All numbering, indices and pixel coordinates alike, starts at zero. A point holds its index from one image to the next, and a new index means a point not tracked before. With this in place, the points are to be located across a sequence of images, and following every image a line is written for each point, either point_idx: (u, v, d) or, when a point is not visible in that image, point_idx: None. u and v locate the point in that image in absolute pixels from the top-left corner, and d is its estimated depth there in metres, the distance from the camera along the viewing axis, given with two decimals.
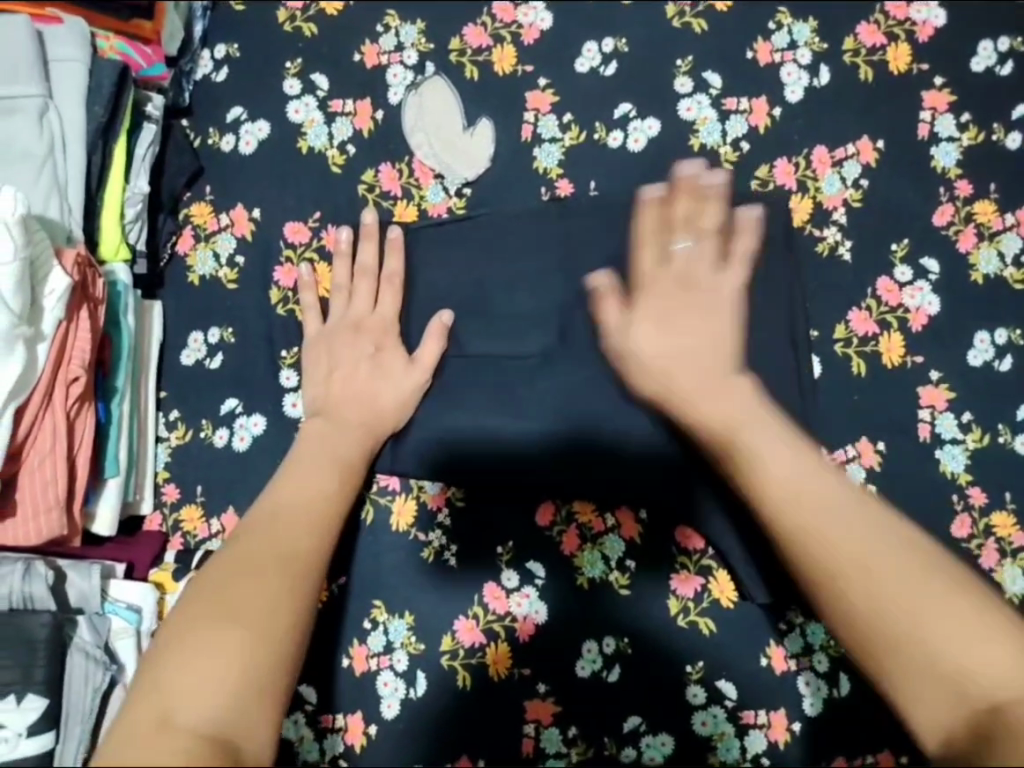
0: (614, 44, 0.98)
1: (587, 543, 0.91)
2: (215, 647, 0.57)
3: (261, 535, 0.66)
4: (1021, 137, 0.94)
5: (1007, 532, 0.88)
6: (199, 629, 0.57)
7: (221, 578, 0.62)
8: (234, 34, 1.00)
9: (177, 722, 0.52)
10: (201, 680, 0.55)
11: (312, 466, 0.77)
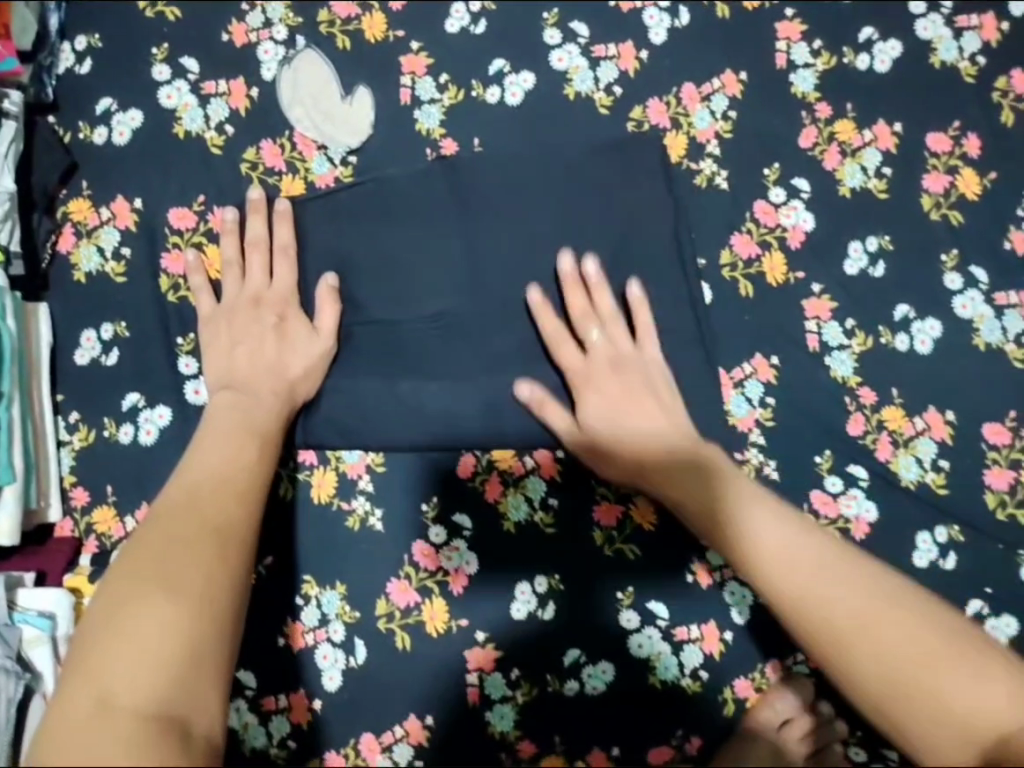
0: (481, 3, 0.99)
1: (509, 487, 0.93)
2: (147, 625, 0.60)
3: (172, 524, 0.67)
4: (869, 58, 1.00)
5: (897, 424, 0.96)
6: (129, 615, 0.60)
7: (136, 565, 0.64)
8: (94, 25, 0.98)
9: (116, 705, 0.56)
10: (122, 672, 0.57)
11: (226, 435, 0.78)
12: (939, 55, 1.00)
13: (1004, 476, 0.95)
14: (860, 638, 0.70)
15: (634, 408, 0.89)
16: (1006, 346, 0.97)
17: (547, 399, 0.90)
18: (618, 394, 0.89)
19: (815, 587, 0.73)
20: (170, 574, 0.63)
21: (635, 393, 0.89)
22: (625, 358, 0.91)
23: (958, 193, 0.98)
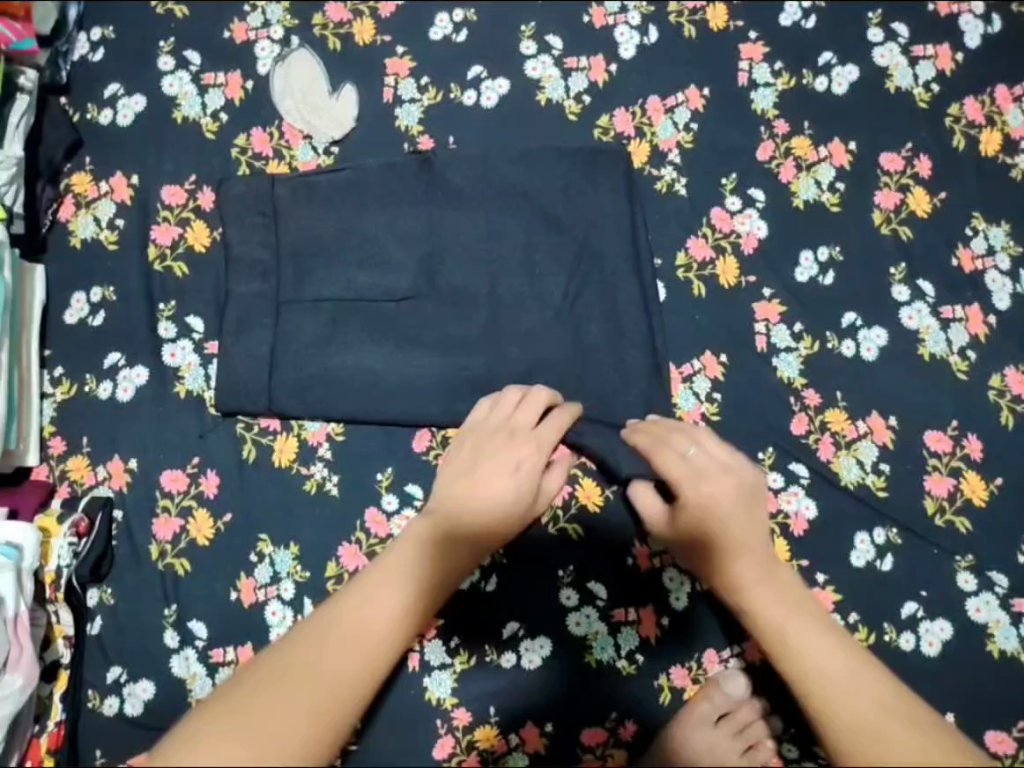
0: (464, 14, 1.07)
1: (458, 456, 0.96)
2: (282, 709, 0.57)
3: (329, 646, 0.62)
4: (827, 80, 1.06)
5: (840, 426, 0.99)
6: (264, 694, 0.58)
7: (294, 677, 0.59)
8: (108, 18, 1.07)
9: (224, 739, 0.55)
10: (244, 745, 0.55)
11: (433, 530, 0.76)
12: (895, 81, 1.06)
13: (944, 483, 0.98)
14: (849, 713, 0.62)
15: (765, 548, 0.75)
16: (950, 357, 1.00)
17: (643, 487, 0.85)
18: (719, 513, 0.77)
19: (813, 655, 0.66)
20: (328, 667, 0.61)
21: (761, 532, 0.76)
22: (752, 494, 0.78)
23: (908, 210, 1.03)
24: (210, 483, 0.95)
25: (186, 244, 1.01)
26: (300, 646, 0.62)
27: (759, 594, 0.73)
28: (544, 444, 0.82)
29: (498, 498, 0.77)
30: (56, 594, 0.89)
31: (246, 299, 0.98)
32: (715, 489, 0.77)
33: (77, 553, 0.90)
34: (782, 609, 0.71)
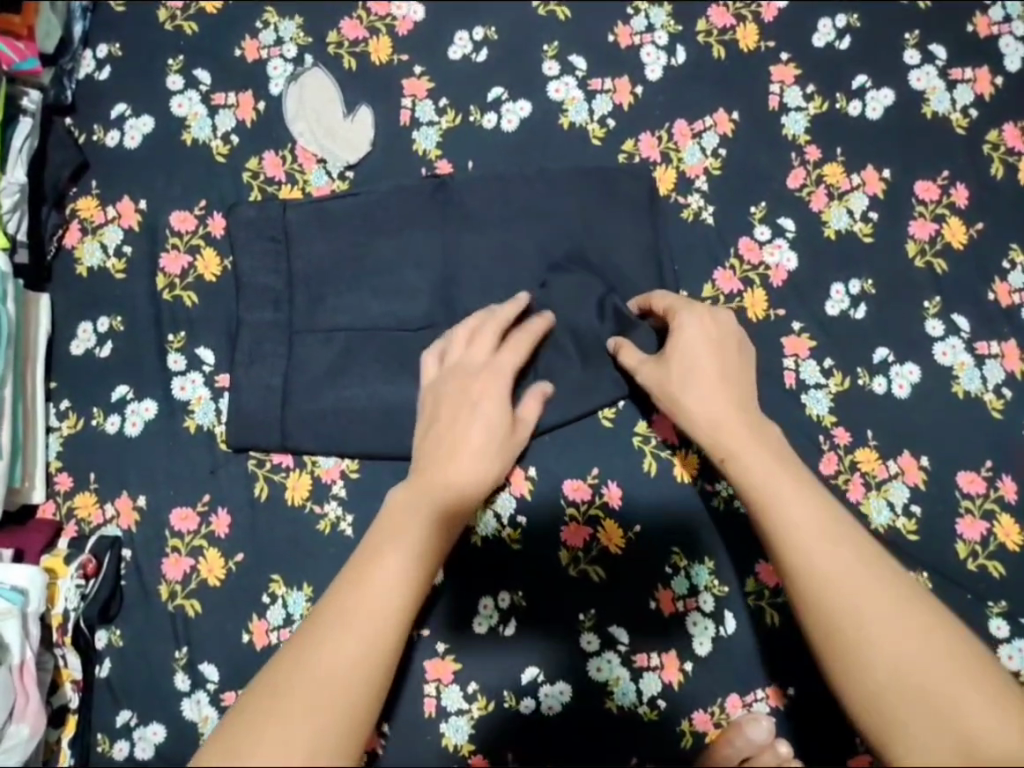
0: (484, 32, 1.03)
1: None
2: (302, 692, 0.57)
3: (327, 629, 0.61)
4: (861, 104, 1.02)
5: (870, 466, 0.95)
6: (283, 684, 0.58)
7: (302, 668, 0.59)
8: (115, 34, 1.03)
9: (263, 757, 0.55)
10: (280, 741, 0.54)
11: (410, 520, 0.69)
12: (932, 105, 1.02)
13: (977, 526, 0.93)
14: (867, 623, 0.61)
15: (743, 393, 0.78)
16: (985, 395, 0.96)
17: (625, 345, 0.89)
18: (696, 364, 0.80)
19: (805, 543, 0.65)
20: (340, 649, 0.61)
21: (749, 385, 0.79)
22: (723, 337, 0.82)
23: (944, 240, 0.99)
24: (221, 523, 0.92)
25: (195, 273, 0.97)
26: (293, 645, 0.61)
27: (729, 425, 0.76)
28: (500, 374, 0.82)
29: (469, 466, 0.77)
30: (64, 638, 0.87)
31: (258, 330, 0.95)
32: (682, 335, 0.82)
33: (84, 595, 0.88)
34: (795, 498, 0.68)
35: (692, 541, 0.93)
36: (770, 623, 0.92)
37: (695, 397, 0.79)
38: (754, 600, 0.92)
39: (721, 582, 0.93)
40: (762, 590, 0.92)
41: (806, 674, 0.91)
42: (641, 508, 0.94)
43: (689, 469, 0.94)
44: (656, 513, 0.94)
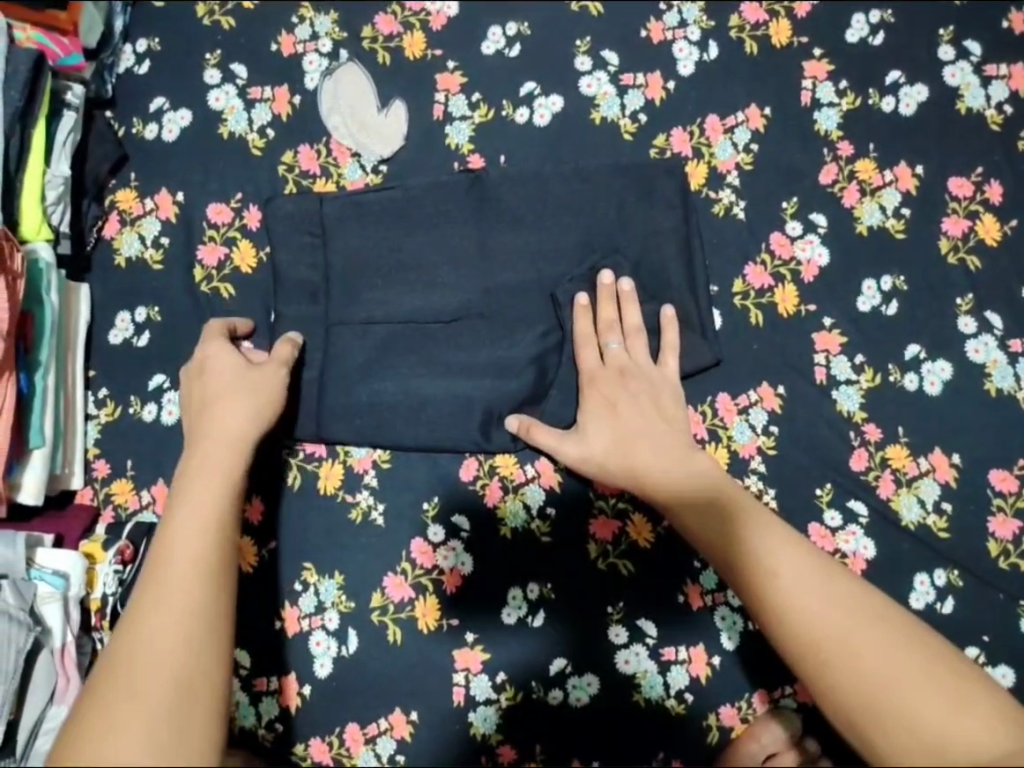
0: (517, 28, 1.04)
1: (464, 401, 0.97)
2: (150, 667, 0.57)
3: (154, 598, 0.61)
4: (895, 100, 1.02)
5: (901, 463, 0.94)
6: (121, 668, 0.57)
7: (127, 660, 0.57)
8: (154, 29, 1.04)
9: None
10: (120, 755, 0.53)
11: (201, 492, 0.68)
12: (966, 102, 1.02)
13: (1009, 525, 0.92)
14: (805, 614, 0.66)
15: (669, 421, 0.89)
16: (1018, 393, 0.95)
17: (534, 425, 0.91)
18: (614, 408, 0.90)
19: (796, 587, 0.68)
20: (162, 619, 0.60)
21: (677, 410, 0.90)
22: (633, 370, 0.92)
23: (977, 237, 0.99)
24: (255, 510, 0.93)
25: (232, 265, 0.99)
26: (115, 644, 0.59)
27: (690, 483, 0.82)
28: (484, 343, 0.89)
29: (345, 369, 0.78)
30: (102, 622, 0.88)
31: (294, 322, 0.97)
32: (599, 380, 0.91)
33: (122, 580, 0.89)
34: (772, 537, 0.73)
35: None
36: None
37: (616, 460, 0.87)
38: None
39: None
40: None
41: None
42: None
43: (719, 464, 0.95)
44: None
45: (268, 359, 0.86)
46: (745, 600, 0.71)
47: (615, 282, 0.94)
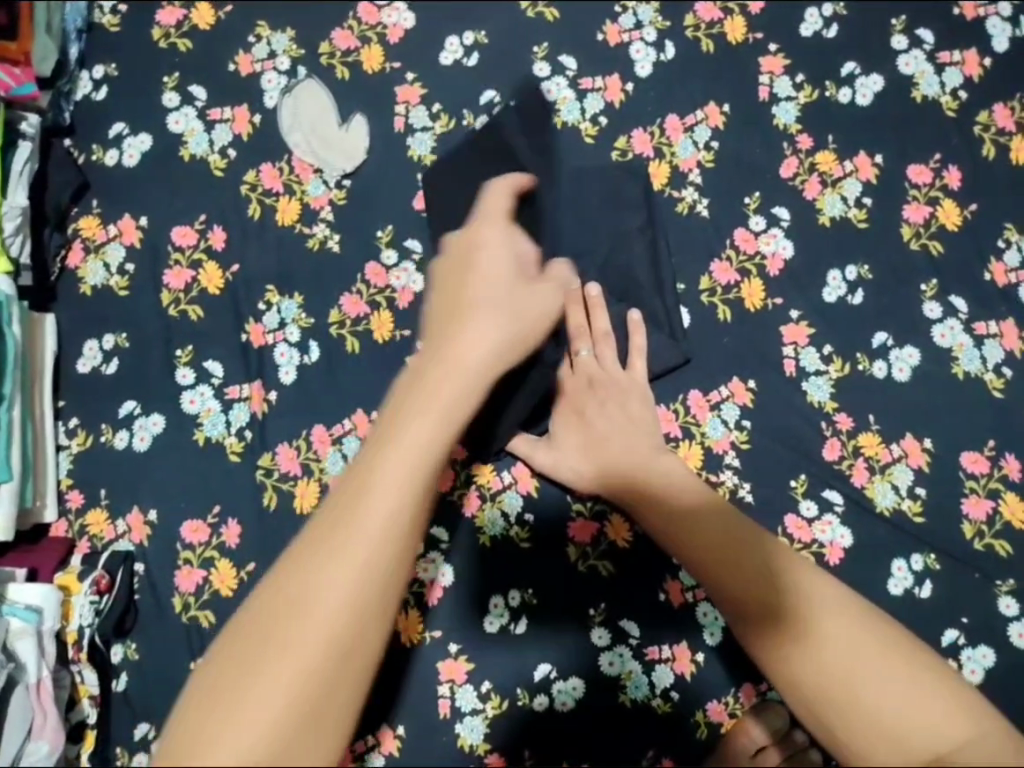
0: (474, 37, 1.04)
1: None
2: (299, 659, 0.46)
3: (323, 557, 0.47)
4: (851, 91, 1.03)
5: (873, 450, 0.95)
6: (266, 657, 0.46)
7: (313, 624, 0.47)
8: (110, 55, 1.04)
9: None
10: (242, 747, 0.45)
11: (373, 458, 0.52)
12: (921, 89, 1.03)
13: (982, 506, 0.93)
14: (802, 607, 0.69)
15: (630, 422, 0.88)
16: (985, 375, 0.96)
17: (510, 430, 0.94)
18: (583, 415, 0.92)
19: (801, 585, 0.71)
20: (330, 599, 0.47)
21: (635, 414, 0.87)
22: (603, 376, 0.93)
23: (938, 223, 1.00)
24: (231, 534, 0.94)
25: (199, 287, 0.99)
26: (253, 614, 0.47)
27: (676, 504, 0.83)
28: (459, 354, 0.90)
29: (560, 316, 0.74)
30: (79, 654, 0.89)
31: (264, 342, 0.97)
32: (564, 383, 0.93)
33: (98, 611, 0.90)
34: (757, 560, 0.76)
35: None
36: None
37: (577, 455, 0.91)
38: None
39: None
40: None
41: None
42: None
43: (694, 461, 0.95)
44: None
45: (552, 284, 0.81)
46: (739, 593, 0.74)
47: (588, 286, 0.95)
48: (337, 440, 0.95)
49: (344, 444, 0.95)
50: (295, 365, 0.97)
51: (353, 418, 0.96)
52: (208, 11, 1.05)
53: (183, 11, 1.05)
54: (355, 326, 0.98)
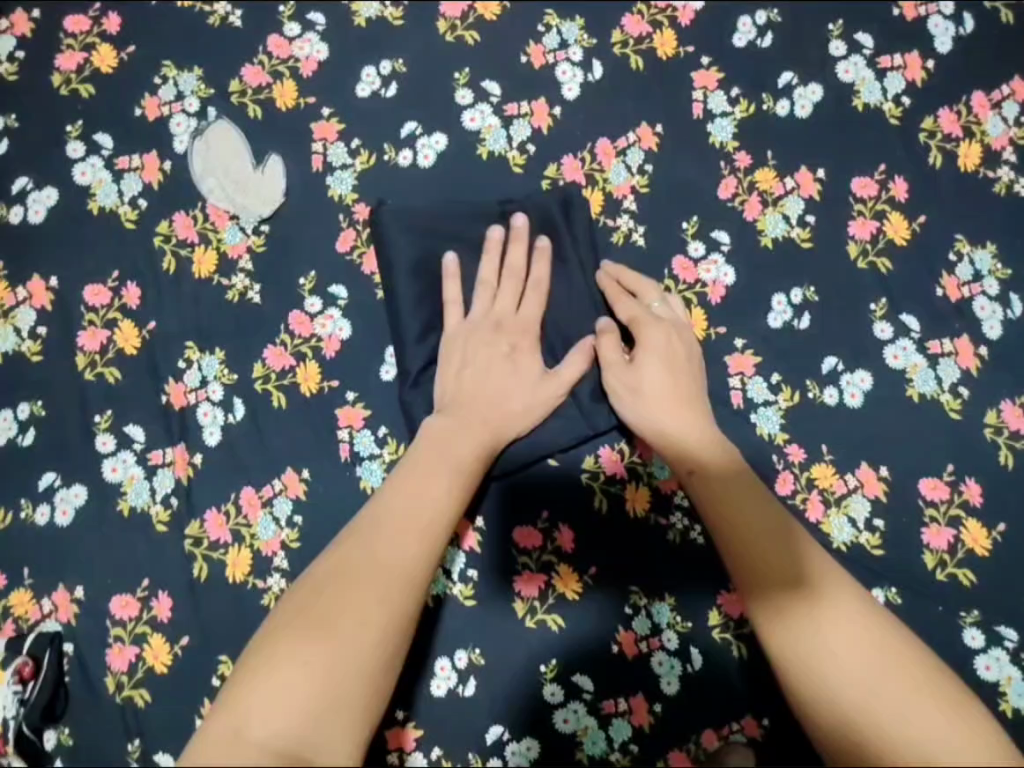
0: (391, 66, 0.99)
1: (363, 452, 0.91)
2: (365, 617, 0.66)
3: (373, 539, 0.70)
4: (790, 103, 0.98)
5: (828, 482, 0.91)
6: (339, 608, 0.66)
7: (381, 593, 0.67)
8: (10, 106, 0.99)
9: (250, 736, 0.59)
10: (296, 692, 0.61)
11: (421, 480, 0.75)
12: (862, 97, 0.98)
13: (943, 535, 0.89)
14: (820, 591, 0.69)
15: (669, 372, 0.85)
16: (942, 396, 0.92)
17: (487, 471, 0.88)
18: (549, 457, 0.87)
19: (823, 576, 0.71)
20: (392, 575, 0.68)
21: (675, 363, 0.86)
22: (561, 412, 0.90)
23: (886, 238, 0.95)
24: (163, 607, 0.89)
25: (115, 348, 0.94)
26: (316, 581, 0.68)
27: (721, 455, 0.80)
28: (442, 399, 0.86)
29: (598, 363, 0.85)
30: (6, 747, 0.85)
31: (186, 402, 0.92)
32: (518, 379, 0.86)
33: (24, 700, 0.86)
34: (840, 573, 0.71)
35: (653, 577, 0.90)
36: (736, 655, 0.89)
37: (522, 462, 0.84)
38: (720, 632, 0.89)
39: (684, 618, 0.90)
40: (726, 622, 0.90)
41: (781, 703, 0.88)
42: (602, 549, 0.91)
43: (641, 504, 0.91)
44: (618, 552, 0.91)
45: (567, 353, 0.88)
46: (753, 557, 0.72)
47: (546, 243, 0.91)
48: (267, 502, 0.90)
49: (274, 506, 0.90)
50: (219, 424, 0.92)
51: (283, 478, 0.91)
52: (110, 54, 1.00)
53: (82, 55, 1.00)
54: (280, 380, 0.92)
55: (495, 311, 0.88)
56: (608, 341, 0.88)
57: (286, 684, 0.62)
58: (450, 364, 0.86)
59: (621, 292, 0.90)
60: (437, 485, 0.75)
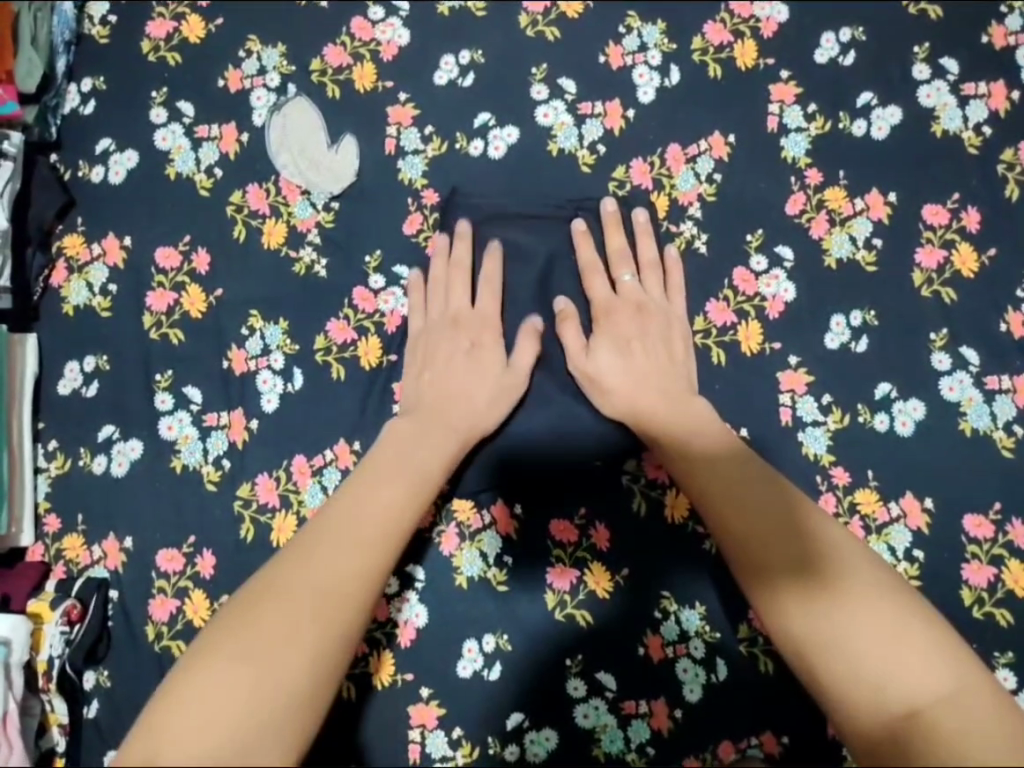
0: (470, 57, 1.00)
1: None
2: (280, 644, 0.64)
3: (316, 553, 0.70)
4: (867, 123, 0.97)
5: (871, 509, 0.90)
6: (268, 613, 0.66)
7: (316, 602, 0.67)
8: (100, 69, 1.03)
9: (168, 755, 0.59)
10: (222, 713, 0.60)
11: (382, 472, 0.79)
12: (942, 123, 0.97)
13: (984, 572, 0.88)
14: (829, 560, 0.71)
15: (638, 353, 0.89)
16: (995, 433, 0.91)
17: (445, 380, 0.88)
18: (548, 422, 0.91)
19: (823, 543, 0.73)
20: (329, 589, 0.68)
21: (646, 340, 0.90)
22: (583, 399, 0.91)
23: (953, 269, 0.94)
24: (206, 564, 0.92)
25: (181, 310, 0.97)
26: (270, 578, 0.68)
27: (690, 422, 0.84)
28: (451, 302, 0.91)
29: (602, 355, 0.89)
30: (49, 684, 0.88)
31: (244, 367, 0.95)
32: (554, 384, 0.91)
33: (69, 641, 0.89)
34: (823, 520, 0.74)
35: (686, 583, 0.91)
36: (761, 670, 0.89)
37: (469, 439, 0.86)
38: (747, 646, 0.89)
39: (713, 628, 0.90)
40: (755, 636, 0.90)
41: (802, 720, 0.88)
42: (638, 552, 0.92)
43: (681, 512, 0.92)
44: (656, 558, 0.91)
45: (573, 327, 0.90)
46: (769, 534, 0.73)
47: (617, 250, 0.93)
48: (317, 471, 0.92)
49: (324, 475, 0.92)
50: (278, 392, 0.94)
51: (335, 448, 0.92)
52: (198, 25, 1.03)
53: (172, 24, 1.03)
54: (341, 353, 0.94)
55: (452, 306, 0.91)
56: (573, 327, 0.90)
57: (212, 708, 0.60)
58: (450, 291, 0.91)
59: (596, 272, 0.92)
60: (390, 492, 0.77)
